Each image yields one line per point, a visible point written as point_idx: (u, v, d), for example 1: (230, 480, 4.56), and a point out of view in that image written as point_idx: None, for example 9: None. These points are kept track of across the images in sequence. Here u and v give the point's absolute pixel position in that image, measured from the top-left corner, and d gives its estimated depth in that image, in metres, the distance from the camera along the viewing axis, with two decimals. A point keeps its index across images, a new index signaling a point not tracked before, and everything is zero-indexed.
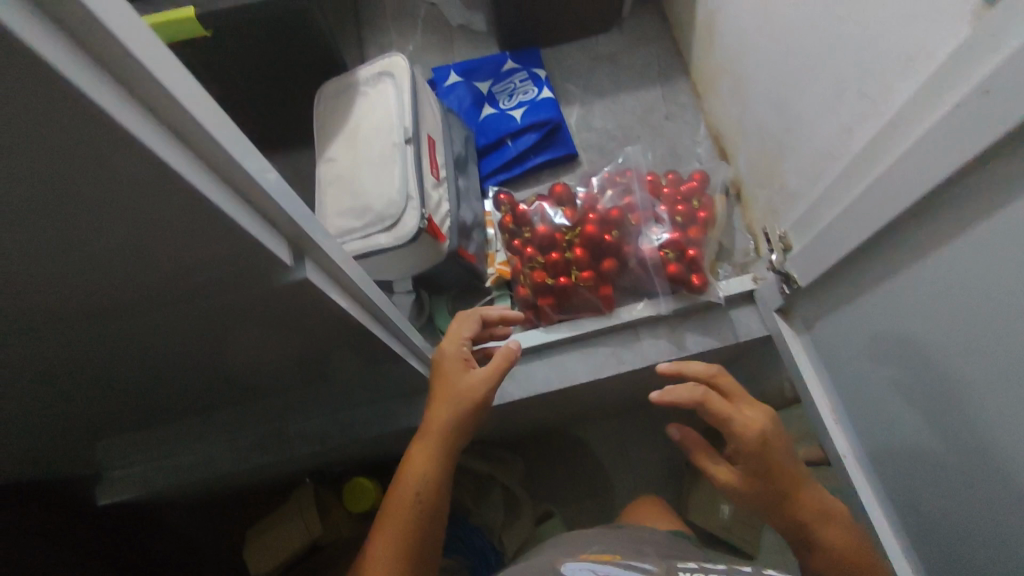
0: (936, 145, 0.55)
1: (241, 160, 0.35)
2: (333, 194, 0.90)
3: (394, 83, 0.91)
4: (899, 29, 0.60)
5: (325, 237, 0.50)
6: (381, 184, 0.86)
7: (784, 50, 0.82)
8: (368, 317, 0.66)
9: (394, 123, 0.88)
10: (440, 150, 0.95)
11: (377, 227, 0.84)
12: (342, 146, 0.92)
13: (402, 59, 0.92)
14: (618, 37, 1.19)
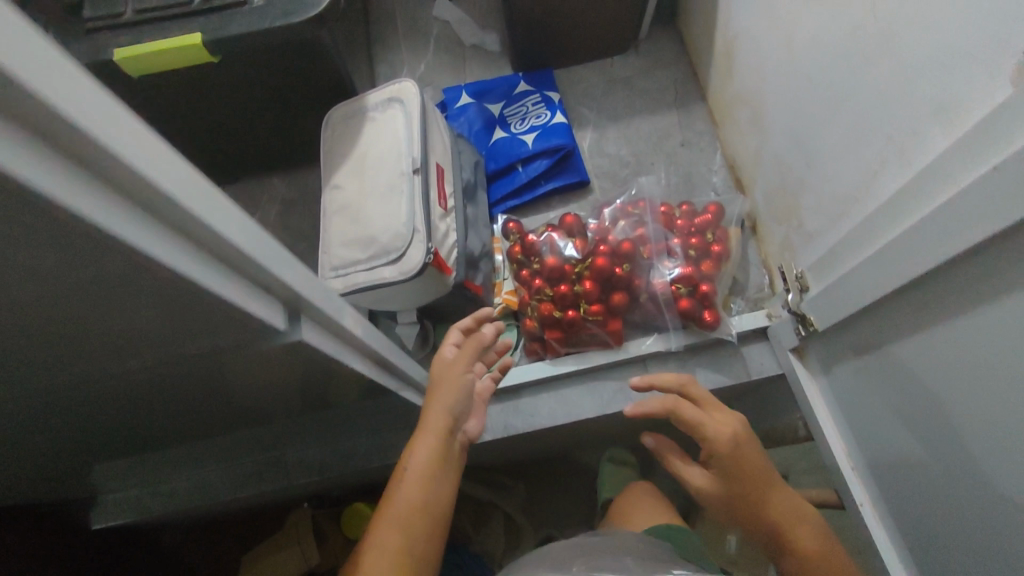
0: (966, 205, 0.52)
1: (212, 225, 0.32)
2: (339, 223, 0.88)
3: (403, 110, 0.88)
4: (926, 79, 0.56)
5: (315, 290, 0.48)
6: (387, 215, 0.84)
7: (803, 86, 0.79)
8: (365, 363, 0.63)
9: (402, 153, 0.86)
10: (450, 178, 0.92)
11: (381, 260, 0.82)
12: (348, 173, 0.90)
13: (413, 85, 0.89)
14: (634, 61, 1.17)
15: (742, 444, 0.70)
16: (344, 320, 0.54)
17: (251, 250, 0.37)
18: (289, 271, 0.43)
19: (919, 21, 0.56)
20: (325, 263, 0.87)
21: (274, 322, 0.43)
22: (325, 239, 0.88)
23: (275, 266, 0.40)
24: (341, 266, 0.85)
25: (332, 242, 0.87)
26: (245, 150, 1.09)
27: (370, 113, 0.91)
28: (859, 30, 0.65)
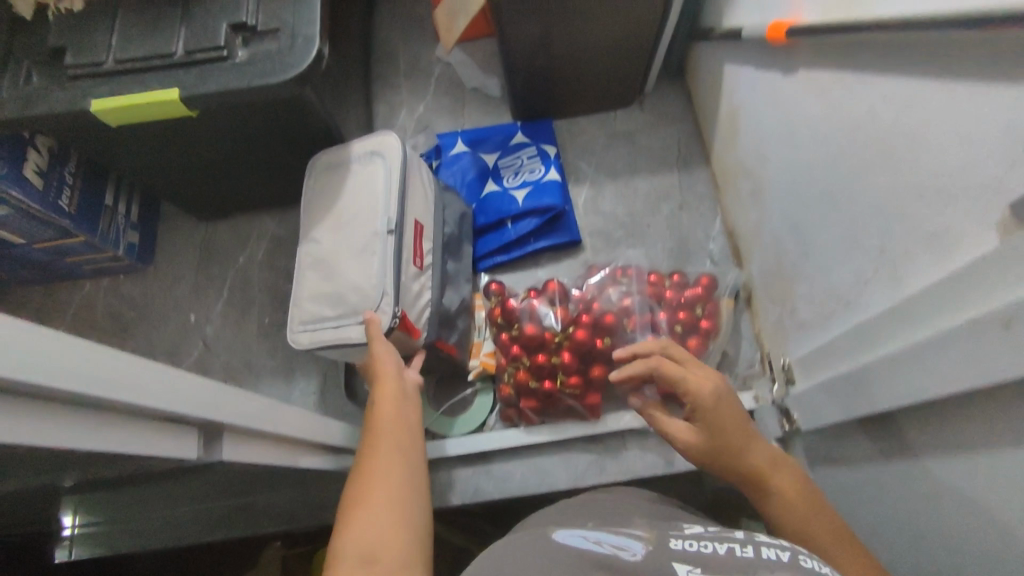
0: (946, 354, 0.48)
1: (71, 383, 0.33)
2: (310, 277, 0.86)
3: (383, 166, 0.86)
4: (915, 206, 0.53)
5: (230, 405, 0.47)
6: (358, 275, 0.82)
7: (798, 176, 0.75)
8: (301, 455, 0.61)
9: (379, 211, 0.84)
10: (429, 235, 0.90)
11: (349, 321, 0.81)
12: (324, 226, 0.87)
13: (395, 139, 0.87)
14: (639, 115, 1.13)
15: (723, 399, 0.72)
16: (270, 421, 0.53)
17: (129, 394, 0.37)
18: (190, 399, 0.43)
19: (916, 142, 0.51)
20: (295, 319, 0.85)
21: (169, 445, 0.43)
22: (295, 293, 0.86)
23: (168, 402, 0.41)
24: (309, 322, 0.83)
25: (302, 296, 0.85)
26: (235, 189, 1.08)
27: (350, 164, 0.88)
28: (855, 134, 0.61)
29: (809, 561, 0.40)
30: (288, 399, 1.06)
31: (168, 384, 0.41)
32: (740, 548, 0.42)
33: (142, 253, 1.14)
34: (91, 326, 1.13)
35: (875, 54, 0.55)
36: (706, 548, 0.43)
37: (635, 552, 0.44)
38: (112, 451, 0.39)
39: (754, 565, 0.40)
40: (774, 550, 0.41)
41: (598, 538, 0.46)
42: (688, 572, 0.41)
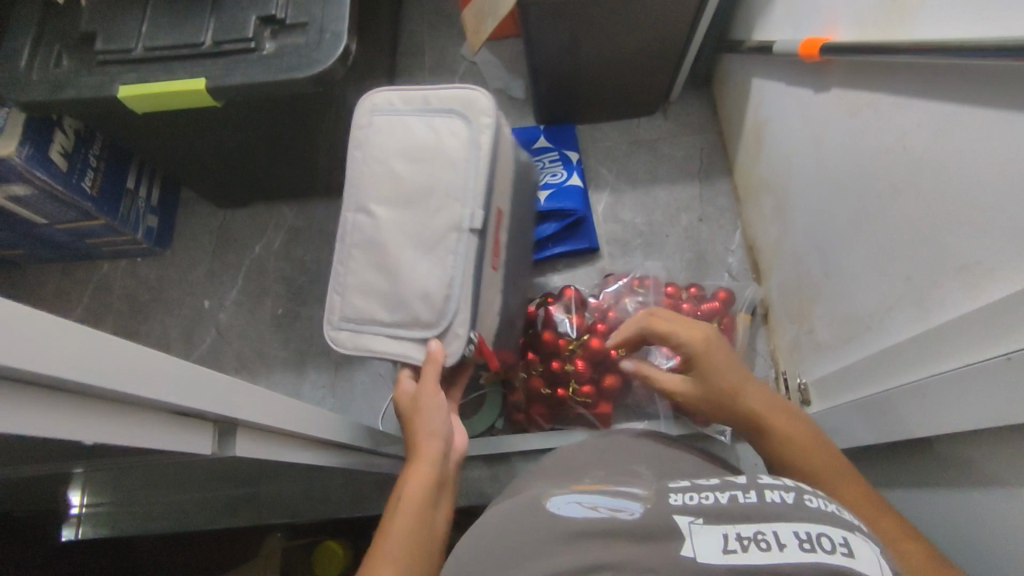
0: (975, 388, 0.47)
1: (87, 379, 0.33)
2: (363, 260, 0.76)
3: (472, 143, 0.75)
4: (951, 233, 0.51)
5: (245, 402, 0.47)
6: (427, 274, 0.73)
7: (826, 194, 0.74)
8: (309, 453, 0.61)
9: (461, 203, 0.74)
10: (505, 226, 0.82)
11: (410, 325, 0.73)
12: (382, 199, 0.76)
13: (488, 112, 0.76)
14: (662, 124, 1.13)
15: (716, 343, 0.67)
16: (282, 419, 0.53)
17: (145, 389, 0.37)
18: (205, 396, 0.43)
19: (954, 168, 0.50)
20: (341, 307, 0.76)
21: (182, 440, 0.43)
22: (341, 274, 0.77)
23: (183, 397, 0.41)
24: (358, 316, 0.75)
25: (350, 281, 0.76)
26: (255, 179, 1.08)
27: (426, 127, 0.76)
28: (886, 159, 0.60)
29: (814, 500, 0.36)
30: (298, 391, 1.06)
31: (185, 379, 0.41)
32: (743, 495, 0.37)
33: (160, 238, 1.15)
34: (107, 307, 1.14)
35: (914, 78, 0.54)
36: (708, 499, 0.37)
37: (633, 512, 0.38)
38: (127, 445, 0.39)
39: (758, 511, 0.35)
40: (780, 493, 0.36)
41: (595, 503, 0.40)
42: (691, 523, 0.35)
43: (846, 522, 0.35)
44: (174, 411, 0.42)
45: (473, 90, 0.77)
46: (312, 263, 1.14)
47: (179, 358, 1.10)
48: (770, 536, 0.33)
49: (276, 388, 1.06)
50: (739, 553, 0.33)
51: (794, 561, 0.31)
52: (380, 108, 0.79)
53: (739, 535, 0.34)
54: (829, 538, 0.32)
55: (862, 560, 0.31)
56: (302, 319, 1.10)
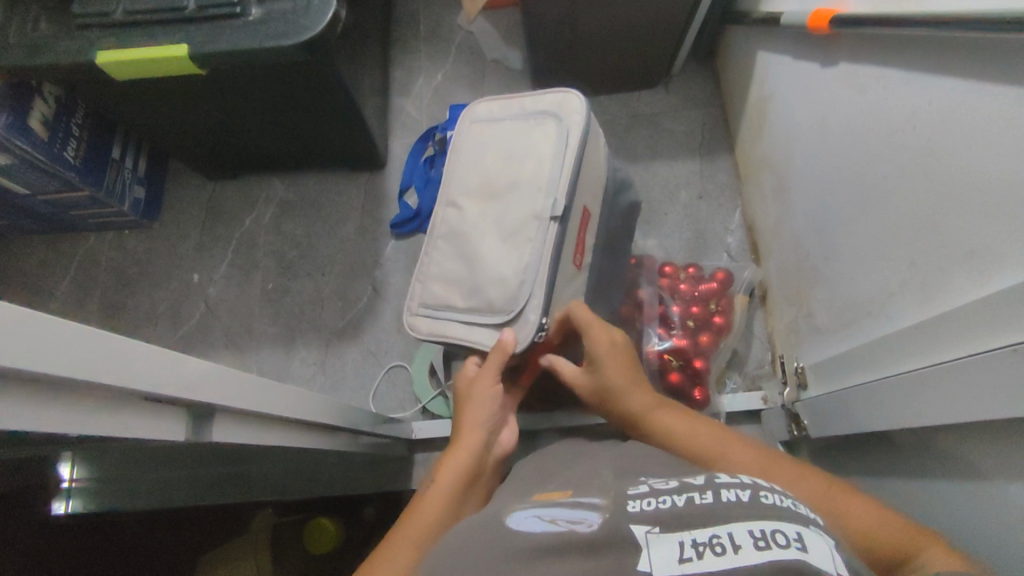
0: (974, 380, 0.46)
1: (48, 367, 0.31)
2: (445, 252, 0.77)
3: (560, 135, 0.75)
4: (962, 215, 0.49)
5: (221, 386, 0.45)
6: (506, 261, 0.73)
7: (830, 172, 0.71)
8: (290, 435, 0.59)
9: (544, 191, 0.73)
10: (592, 225, 0.81)
11: (485, 311, 0.73)
12: (470, 192, 0.77)
13: (580, 108, 0.76)
14: (663, 98, 1.10)
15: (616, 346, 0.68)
16: (265, 402, 0.51)
17: (114, 376, 0.36)
18: (179, 380, 0.41)
19: (967, 148, 0.47)
20: (420, 295, 0.77)
21: (157, 427, 0.42)
22: (423, 265, 0.78)
23: (155, 383, 0.39)
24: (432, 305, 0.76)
25: (432, 271, 0.77)
26: (246, 151, 1.06)
27: (518, 125, 0.77)
28: (894, 137, 0.57)
29: (769, 496, 0.35)
30: (287, 368, 1.04)
31: (157, 363, 0.39)
32: (700, 495, 0.35)
33: (147, 209, 1.12)
34: (93, 280, 1.12)
35: (926, 51, 0.52)
36: (665, 503, 0.35)
37: (591, 524, 0.35)
38: (99, 433, 0.37)
39: (717, 510, 0.34)
40: (735, 491, 0.35)
41: (554, 514, 0.37)
42: (648, 534, 0.34)
43: (803, 516, 0.34)
44: (149, 396, 0.40)
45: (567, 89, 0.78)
46: (303, 236, 1.12)
47: (166, 333, 1.08)
48: (726, 539, 0.32)
49: (266, 364, 1.05)
50: (697, 562, 0.32)
51: (748, 564, 0.31)
52: (478, 114, 0.82)
53: (695, 541, 0.33)
54: (783, 534, 0.32)
55: (817, 553, 0.31)
56: (292, 294, 1.08)
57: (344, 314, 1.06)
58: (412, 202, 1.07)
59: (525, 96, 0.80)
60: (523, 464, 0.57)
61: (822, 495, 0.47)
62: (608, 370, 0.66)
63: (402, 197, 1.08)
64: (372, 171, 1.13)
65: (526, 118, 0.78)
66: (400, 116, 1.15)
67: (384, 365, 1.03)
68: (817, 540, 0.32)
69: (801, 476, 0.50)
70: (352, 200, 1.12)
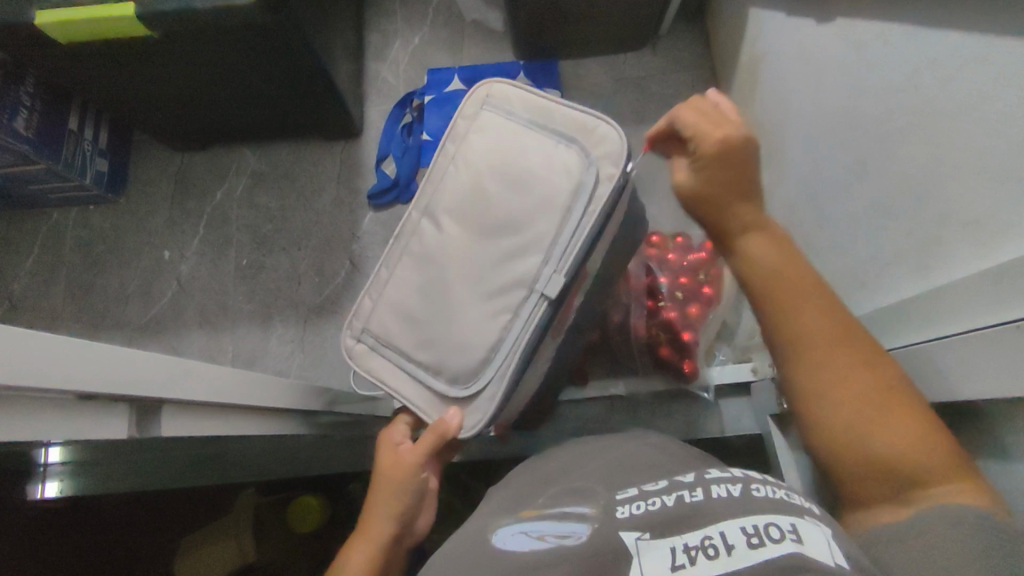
0: (981, 355, 0.43)
1: None
2: (415, 277, 0.69)
3: (580, 187, 0.64)
4: (959, 184, 0.46)
5: (160, 379, 0.43)
6: (481, 329, 0.65)
7: (823, 138, 0.68)
8: (249, 423, 0.57)
9: (543, 258, 0.64)
10: (584, 288, 0.73)
11: (442, 376, 0.66)
12: (456, 213, 0.68)
13: (615, 165, 0.65)
14: (649, 60, 1.05)
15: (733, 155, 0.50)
16: (214, 392, 0.49)
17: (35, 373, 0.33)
18: (109, 375, 0.38)
19: (968, 111, 0.44)
20: (378, 318, 0.70)
21: (91, 426, 0.39)
22: (392, 287, 0.69)
23: (79, 381, 0.36)
24: (387, 338, 0.69)
25: (399, 296, 0.69)
26: (215, 121, 1.01)
27: (540, 149, 0.67)
28: (891, 105, 0.54)
29: (759, 490, 0.38)
30: (264, 346, 1.01)
31: (79, 362, 0.36)
32: (690, 495, 0.39)
33: (112, 183, 1.07)
34: (60, 258, 1.08)
35: (927, 6, 0.48)
36: (655, 506, 0.39)
37: (580, 537, 0.39)
38: (21, 439, 0.34)
39: (707, 509, 0.37)
40: (726, 488, 0.38)
41: (540, 531, 0.40)
42: (638, 540, 0.37)
43: (795, 507, 0.36)
44: (81, 395, 0.37)
45: (603, 128, 0.66)
46: (277, 210, 1.07)
47: (138, 313, 1.04)
48: (714, 537, 0.35)
49: (242, 343, 1.02)
50: (688, 567, 0.34)
51: (737, 563, 0.33)
52: (501, 108, 0.70)
53: (687, 546, 0.35)
54: (777, 527, 0.34)
55: (810, 544, 0.33)
56: (268, 270, 1.04)
57: (321, 290, 1.03)
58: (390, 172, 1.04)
59: (553, 111, 0.69)
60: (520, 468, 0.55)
61: (866, 402, 0.43)
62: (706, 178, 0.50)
63: (379, 167, 1.05)
64: (348, 140, 1.09)
65: (549, 143, 0.67)
66: (376, 81, 1.11)
67: None
68: (810, 529, 0.34)
69: (869, 369, 0.44)
70: (329, 171, 1.08)
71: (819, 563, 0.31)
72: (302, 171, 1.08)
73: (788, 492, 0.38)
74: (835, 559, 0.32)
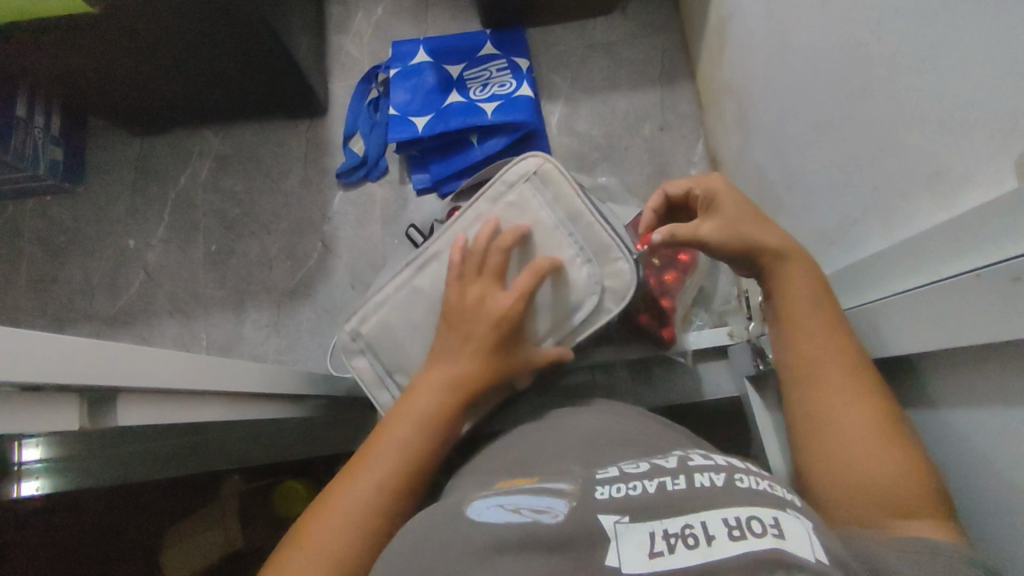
0: (943, 304, 0.43)
1: None
2: (411, 307, 0.68)
3: (576, 309, 0.65)
4: (922, 136, 0.46)
5: (123, 365, 0.41)
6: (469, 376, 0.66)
7: (789, 95, 0.67)
8: (222, 407, 0.55)
9: None
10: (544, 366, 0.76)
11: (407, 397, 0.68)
12: None
13: (615, 303, 0.66)
14: (618, 23, 1.03)
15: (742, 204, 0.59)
16: (183, 377, 0.47)
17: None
18: (61, 366, 0.36)
19: (927, 57, 0.44)
20: (371, 329, 0.69)
21: (38, 418, 0.37)
22: (385, 307, 0.69)
23: (28, 372, 0.34)
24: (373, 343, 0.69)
25: (387, 316, 0.68)
26: (173, 104, 0.98)
27: (556, 247, 0.65)
28: (853, 57, 0.54)
29: (743, 481, 0.39)
30: (239, 333, 0.99)
31: (30, 354, 0.34)
32: (672, 482, 0.39)
33: (68, 171, 1.04)
34: (20, 251, 1.05)
35: None
36: (635, 490, 0.39)
37: (557, 514, 0.38)
38: None
39: (689, 495, 0.38)
40: (710, 477, 0.39)
41: (516, 504, 0.40)
42: (617, 524, 0.36)
43: (777, 498, 0.37)
44: (26, 388, 0.36)
45: (622, 263, 0.66)
46: (243, 193, 1.04)
47: (105, 305, 1.02)
48: (697, 527, 0.35)
49: (215, 331, 0.99)
50: (665, 555, 0.34)
51: (718, 552, 0.33)
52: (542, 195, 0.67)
53: (667, 533, 0.35)
54: (759, 522, 0.34)
55: (792, 539, 0.33)
56: (238, 256, 1.02)
57: (294, 274, 1.00)
58: (358, 149, 1.02)
59: (588, 224, 0.66)
60: (494, 444, 0.55)
61: (865, 424, 0.46)
62: (727, 211, 0.58)
63: (347, 144, 1.03)
64: (314, 118, 1.06)
65: (564, 245, 0.65)
66: (339, 56, 1.08)
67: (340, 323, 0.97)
68: (800, 531, 0.34)
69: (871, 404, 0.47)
70: (294, 150, 1.05)
71: (797, 557, 0.32)
72: (268, 151, 1.05)
73: (772, 482, 0.40)
74: (815, 553, 0.33)
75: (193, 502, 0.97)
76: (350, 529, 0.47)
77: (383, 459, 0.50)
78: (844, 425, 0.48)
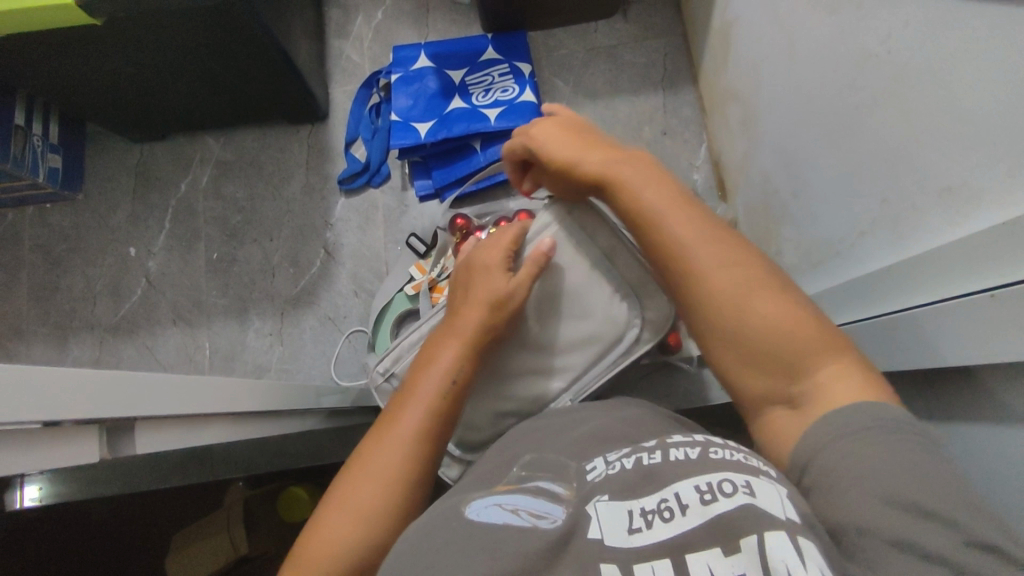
0: (964, 321, 0.43)
1: None
2: None
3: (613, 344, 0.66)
4: (932, 150, 0.46)
5: (141, 396, 0.41)
6: (504, 363, 0.65)
7: (796, 105, 0.67)
8: (231, 426, 0.55)
9: (564, 385, 0.67)
10: None
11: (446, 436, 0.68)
12: None
13: (653, 333, 0.67)
14: (621, 28, 1.03)
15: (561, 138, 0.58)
16: (197, 403, 0.47)
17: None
18: (76, 400, 0.36)
19: (939, 75, 0.44)
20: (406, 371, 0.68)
21: (52, 452, 0.37)
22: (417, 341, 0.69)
23: (40, 409, 0.34)
24: None
25: None
26: (173, 111, 0.97)
27: (594, 286, 0.65)
28: (863, 70, 0.54)
29: (716, 452, 0.41)
30: (241, 341, 0.99)
31: (42, 389, 0.34)
32: (649, 457, 0.42)
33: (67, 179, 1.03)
34: (21, 260, 1.04)
35: None
36: (616, 469, 0.42)
37: (554, 521, 0.38)
38: None
39: (663, 469, 0.41)
40: (684, 450, 0.42)
41: (514, 504, 0.40)
42: (598, 503, 0.40)
43: (749, 465, 0.39)
44: (46, 424, 0.36)
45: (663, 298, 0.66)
46: (244, 200, 1.04)
47: (107, 313, 1.01)
48: (672, 498, 0.38)
49: (219, 339, 0.99)
50: (644, 530, 0.37)
51: (693, 519, 0.36)
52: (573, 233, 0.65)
53: (644, 510, 0.38)
54: (730, 483, 0.37)
55: (762, 497, 0.36)
56: (240, 263, 1.01)
57: (297, 281, 1.00)
58: (359, 156, 1.02)
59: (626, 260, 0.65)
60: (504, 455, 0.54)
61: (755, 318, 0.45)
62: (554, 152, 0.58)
63: (348, 150, 1.02)
64: (315, 123, 1.05)
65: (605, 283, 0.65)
66: (339, 61, 1.07)
67: (344, 330, 0.97)
68: (767, 489, 0.37)
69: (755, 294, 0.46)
70: (295, 155, 1.05)
71: (766, 512, 0.35)
72: (269, 157, 1.05)
73: (748, 453, 0.41)
74: (785, 510, 0.36)
75: (201, 509, 0.97)
76: (380, 521, 0.47)
77: (391, 446, 0.50)
78: (715, 303, 0.46)
